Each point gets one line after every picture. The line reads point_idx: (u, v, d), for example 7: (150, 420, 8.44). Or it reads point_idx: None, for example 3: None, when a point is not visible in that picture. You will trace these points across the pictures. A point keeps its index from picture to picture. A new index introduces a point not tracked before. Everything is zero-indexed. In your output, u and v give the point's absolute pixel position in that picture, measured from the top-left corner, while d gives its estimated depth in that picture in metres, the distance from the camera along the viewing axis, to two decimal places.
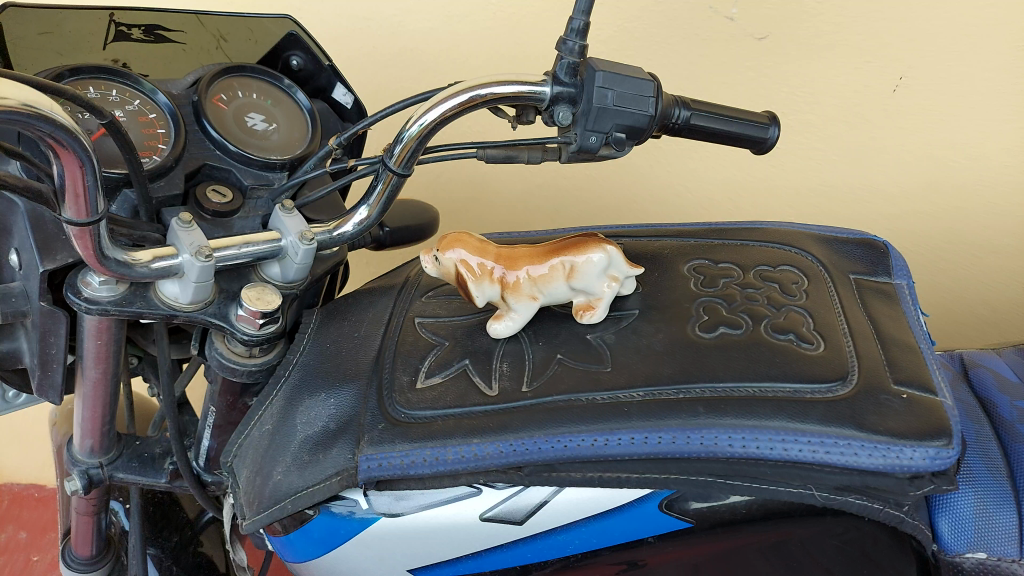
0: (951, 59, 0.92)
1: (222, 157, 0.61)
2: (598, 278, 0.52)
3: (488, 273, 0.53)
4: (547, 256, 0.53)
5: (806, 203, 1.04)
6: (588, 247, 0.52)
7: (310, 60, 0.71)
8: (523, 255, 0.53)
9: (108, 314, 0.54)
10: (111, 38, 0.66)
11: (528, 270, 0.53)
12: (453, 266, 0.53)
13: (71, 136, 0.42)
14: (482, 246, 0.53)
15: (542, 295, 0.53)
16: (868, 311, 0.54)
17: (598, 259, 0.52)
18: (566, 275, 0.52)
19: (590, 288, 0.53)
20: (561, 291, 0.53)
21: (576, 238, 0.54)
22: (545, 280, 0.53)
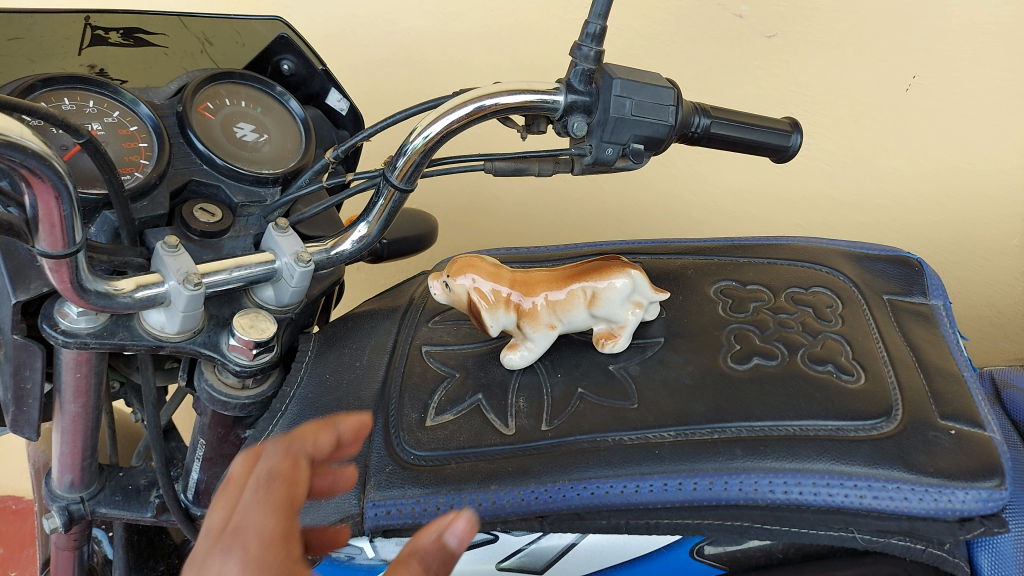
0: (965, 58, 0.88)
1: (209, 172, 0.57)
2: (621, 304, 0.49)
3: (502, 300, 0.49)
4: (566, 280, 0.49)
5: (814, 206, 1.00)
6: (611, 271, 0.49)
7: (302, 64, 0.67)
8: (540, 280, 0.50)
9: (88, 348, 0.50)
10: (87, 43, 0.61)
11: (545, 296, 0.49)
12: (465, 293, 0.50)
13: (47, 164, 0.38)
14: (495, 271, 0.49)
15: (561, 322, 0.49)
16: (906, 335, 0.51)
17: (621, 284, 0.49)
18: (587, 302, 0.49)
19: (612, 315, 0.49)
20: (581, 319, 0.50)
21: (596, 261, 0.50)
22: (564, 307, 0.49)
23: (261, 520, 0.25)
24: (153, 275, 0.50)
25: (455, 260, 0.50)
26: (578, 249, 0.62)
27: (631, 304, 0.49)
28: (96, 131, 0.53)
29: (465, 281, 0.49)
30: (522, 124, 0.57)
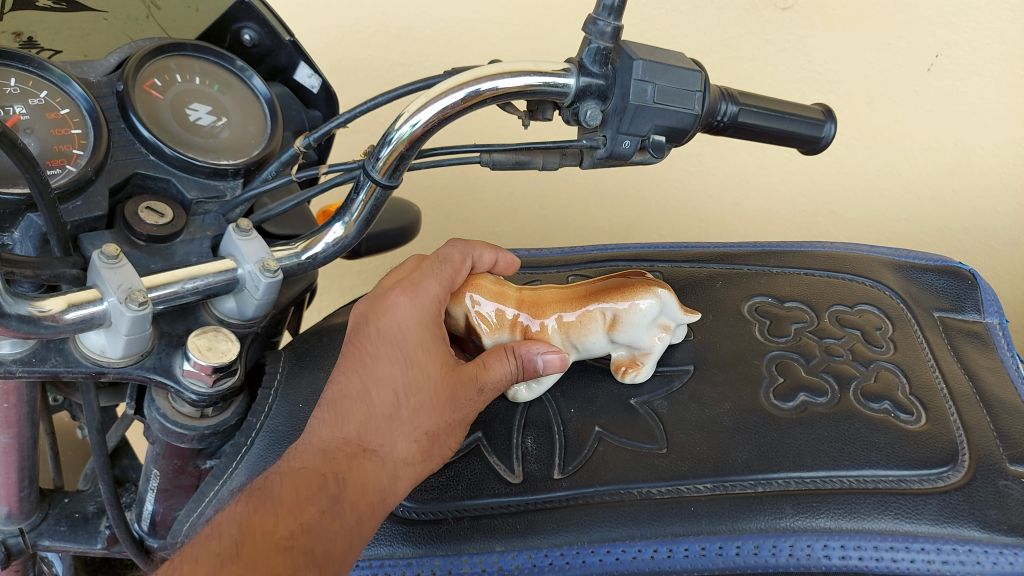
0: (989, 37, 0.83)
1: (157, 163, 0.49)
2: (647, 329, 0.43)
3: (507, 323, 0.44)
4: (582, 301, 0.44)
5: (821, 194, 0.94)
6: (636, 292, 0.43)
7: (266, 34, 0.58)
8: (551, 300, 0.45)
9: (13, 378, 0.42)
10: (10, 8, 0.52)
11: (557, 318, 0.44)
12: (463, 316, 0.45)
13: None
14: (499, 291, 0.45)
15: (576, 348, 0.44)
16: (963, 362, 0.45)
17: (647, 305, 0.43)
18: (607, 326, 0.44)
19: (635, 342, 0.44)
20: (599, 346, 0.44)
21: (618, 279, 0.45)
22: (579, 331, 0.44)
23: (432, 283, 0.43)
24: (89, 292, 0.42)
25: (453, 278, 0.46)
26: (585, 252, 0.55)
27: (657, 328, 0.44)
28: (19, 117, 0.45)
29: (464, 303, 0.44)
30: (526, 109, 0.50)
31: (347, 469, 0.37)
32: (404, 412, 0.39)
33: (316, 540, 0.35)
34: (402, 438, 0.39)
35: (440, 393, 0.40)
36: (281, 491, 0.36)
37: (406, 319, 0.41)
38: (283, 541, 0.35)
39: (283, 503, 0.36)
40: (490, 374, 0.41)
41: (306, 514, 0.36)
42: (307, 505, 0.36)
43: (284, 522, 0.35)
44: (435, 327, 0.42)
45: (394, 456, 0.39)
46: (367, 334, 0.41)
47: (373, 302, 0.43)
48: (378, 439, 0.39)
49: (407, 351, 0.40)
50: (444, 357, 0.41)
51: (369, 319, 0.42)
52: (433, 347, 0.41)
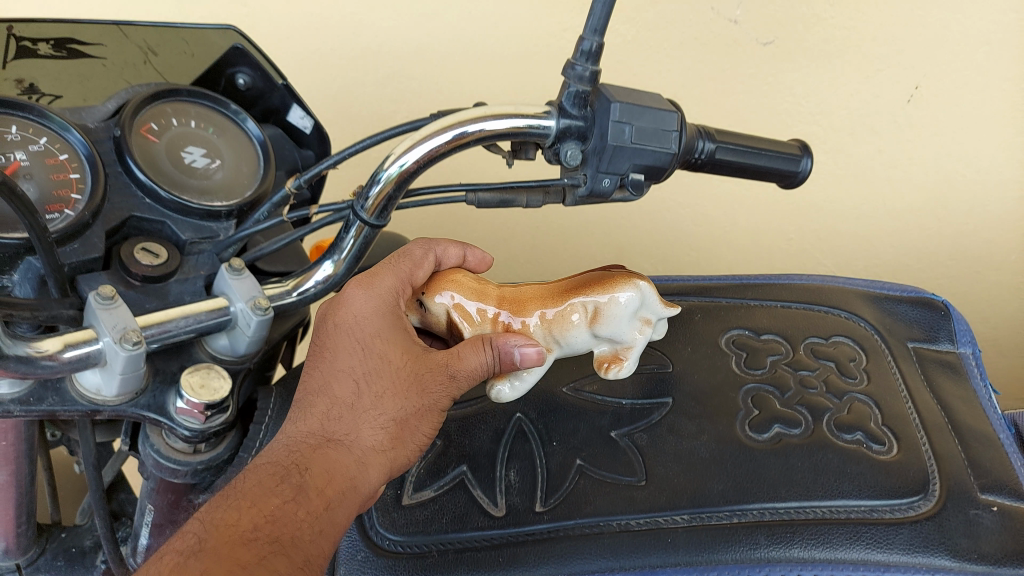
0: (967, 69, 0.85)
1: (153, 205, 0.50)
2: (628, 322, 0.45)
3: (488, 320, 0.46)
4: (563, 296, 0.45)
5: (807, 221, 0.96)
6: (617, 284, 0.44)
7: (259, 77, 0.59)
8: (532, 298, 0.46)
9: (11, 417, 0.43)
10: (12, 56, 0.54)
11: (538, 314, 0.46)
12: (444, 313, 0.47)
13: None
14: (479, 288, 0.47)
15: (559, 343, 0.46)
16: (936, 393, 0.46)
17: (626, 297, 0.44)
18: (589, 320, 0.45)
19: (618, 334, 0.45)
20: (583, 340, 0.45)
21: (598, 272, 0.46)
22: (561, 326, 0.45)
23: (388, 277, 0.46)
24: (85, 332, 0.43)
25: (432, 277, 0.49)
26: None
27: (637, 320, 0.46)
28: (19, 163, 0.47)
29: (441, 300, 0.47)
30: (509, 149, 0.52)
31: (313, 458, 0.40)
32: (367, 400, 0.42)
33: (282, 528, 0.37)
34: (365, 425, 0.42)
35: (402, 380, 0.43)
36: (247, 485, 0.39)
37: (362, 313, 0.44)
38: (246, 532, 0.36)
39: (252, 494, 0.38)
40: (451, 361, 0.44)
41: (269, 505, 0.38)
42: (270, 495, 0.38)
43: (247, 515, 0.37)
44: (395, 319, 0.45)
45: (361, 444, 0.41)
46: (327, 332, 0.45)
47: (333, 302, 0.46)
48: (344, 430, 0.42)
49: (366, 342, 0.43)
50: (405, 347, 0.44)
51: (330, 317, 0.45)
52: (392, 337, 0.44)
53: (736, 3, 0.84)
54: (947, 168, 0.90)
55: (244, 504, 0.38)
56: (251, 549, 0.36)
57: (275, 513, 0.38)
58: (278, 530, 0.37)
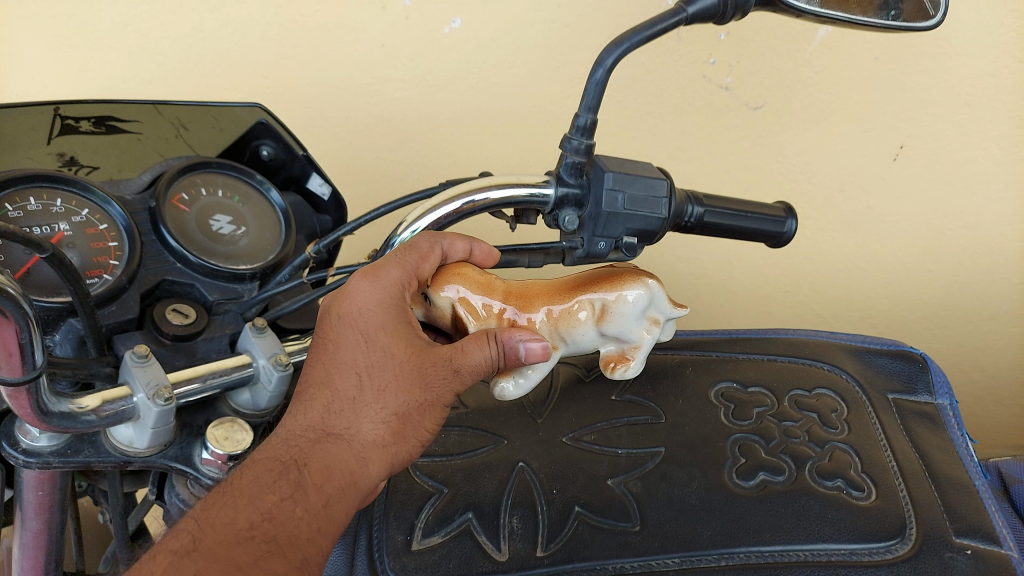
0: (949, 129, 0.89)
1: (183, 270, 0.55)
2: (633, 321, 0.49)
3: (492, 312, 0.49)
4: (570, 295, 0.49)
5: (802, 273, 1.00)
6: (625, 285, 0.49)
7: (282, 150, 0.64)
8: (539, 295, 0.50)
9: (50, 468, 0.46)
10: (56, 132, 0.58)
11: (545, 310, 0.49)
12: (451, 306, 0.50)
13: (7, 298, 0.36)
14: (486, 284, 0.50)
15: (563, 338, 0.49)
16: (914, 441, 0.49)
17: (635, 296, 0.48)
18: (595, 319, 0.49)
19: (624, 331, 0.49)
20: (589, 335, 0.49)
21: (608, 271, 0.50)
22: (567, 322, 0.49)
23: (394, 269, 0.47)
24: (120, 389, 0.47)
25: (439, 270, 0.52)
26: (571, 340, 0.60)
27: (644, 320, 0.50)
28: (64, 233, 0.51)
29: (448, 294, 0.49)
30: (511, 213, 0.56)
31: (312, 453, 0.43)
32: (369, 396, 0.44)
33: (280, 525, 0.40)
34: (365, 420, 0.44)
35: (403, 376, 0.45)
36: (248, 482, 0.41)
37: (367, 307, 0.46)
38: (243, 531, 0.39)
39: (248, 488, 0.40)
40: (452, 357, 0.45)
41: (267, 502, 0.40)
42: (268, 492, 0.40)
43: (245, 513, 0.39)
44: (398, 312, 0.46)
45: (360, 438, 0.44)
46: (331, 324, 0.46)
47: (337, 293, 0.47)
48: (345, 424, 0.44)
49: (369, 337, 0.45)
50: (408, 342, 0.45)
51: (334, 308, 0.47)
52: (396, 331, 0.45)
53: (727, 71, 0.88)
54: (935, 222, 0.94)
55: (243, 499, 0.40)
56: (249, 544, 0.38)
57: (272, 509, 0.40)
58: (275, 528, 0.40)
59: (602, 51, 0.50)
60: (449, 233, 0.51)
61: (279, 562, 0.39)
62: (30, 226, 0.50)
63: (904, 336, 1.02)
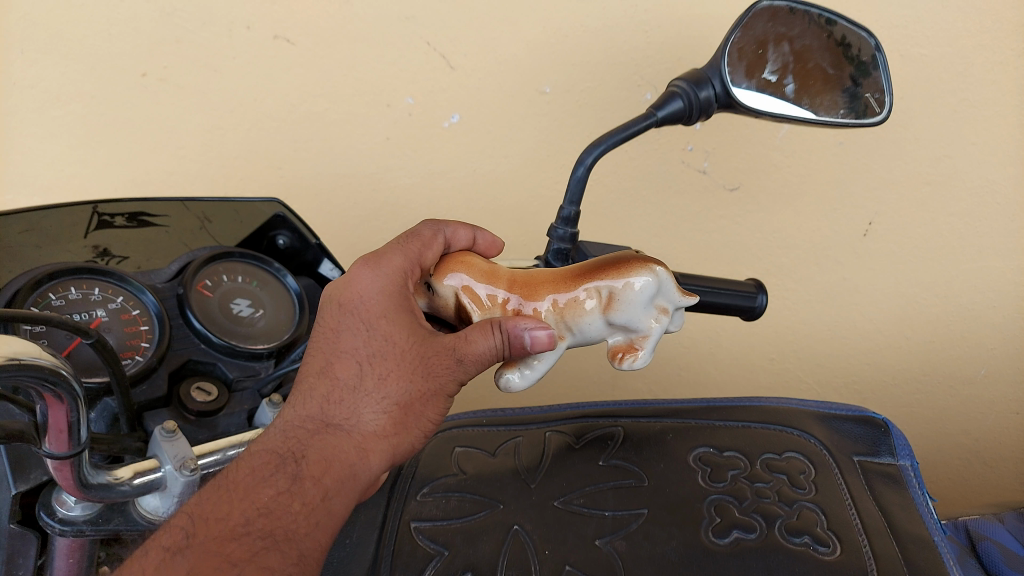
0: (914, 206, 0.95)
1: (207, 350, 0.60)
2: (640, 308, 0.52)
3: (497, 303, 0.53)
4: (574, 283, 0.53)
5: (785, 343, 1.05)
6: (629, 272, 0.52)
7: (296, 239, 0.71)
8: (545, 284, 0.53)
9: (83, 535, 0.51)
10: (94, 226, 0.64)
11: (550, 299, 0.53)
12: (456, 295, 0.55)
13: (65, 384, 0.41)
14: (490, 275, 0.54)
15: (570, 328, 0.53)
16: (877, 500, 0.53)
17: (641, 284, 0.51)
18: (602, 307, 0.52)
19: (632, 319, 0.52)
20: (597, 325, 0.53)
21: (616, 260, 0.53)
22: (573, 311, 0.52)
23: (396, 257, 0.54)
24: (150, 461, 0.51)
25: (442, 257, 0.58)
26: (562, 409, 0.65)
27: (653, 309, 0.53)
28: (101, 319, 0.56)
29: (451, 284, 0.54)
30: None
31: (307, 452, 0.49)
32: (369, 384, 0.51)
33: (275, 515, 0.47)
34: (363, 409, 0.51)
35: (403, 364, 0.52)
36: (246, 479, 0.48)
37: (370, 296, 0.53)
38: (238, 527, 0.46)
39: (248, 485, 0.47)
40: (452, 344, 0.52)
41: (265, 493, 0.47)
42: (263, 486, 0.47)
43: (240, 509, 0.46)
44: (398, 300, 0.53)
45: (359, 428, 0.51)
46: (337, 311, 0.54)
47: (343, 286, 0.55)
48: (345, 416, 0.51)
49: (371, 326, 0.52)
50: (407, 331, 0.52)
51: (342, 297, 0.54)
52: (396, 319, 0.53)
53: (704, 157, 0.95)
54: (907, 292, 1.00)
55: (242, 497, 0.47)
56: (245, 542, 0.45)
57: (268, 506, 0.47)
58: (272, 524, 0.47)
59: (582, 152, 0.58)
60: (452, 224, 0.59)
61: (275, 556, 0.46)
62: (71, 312, 0.55)
63: (888, 401, 1.06)
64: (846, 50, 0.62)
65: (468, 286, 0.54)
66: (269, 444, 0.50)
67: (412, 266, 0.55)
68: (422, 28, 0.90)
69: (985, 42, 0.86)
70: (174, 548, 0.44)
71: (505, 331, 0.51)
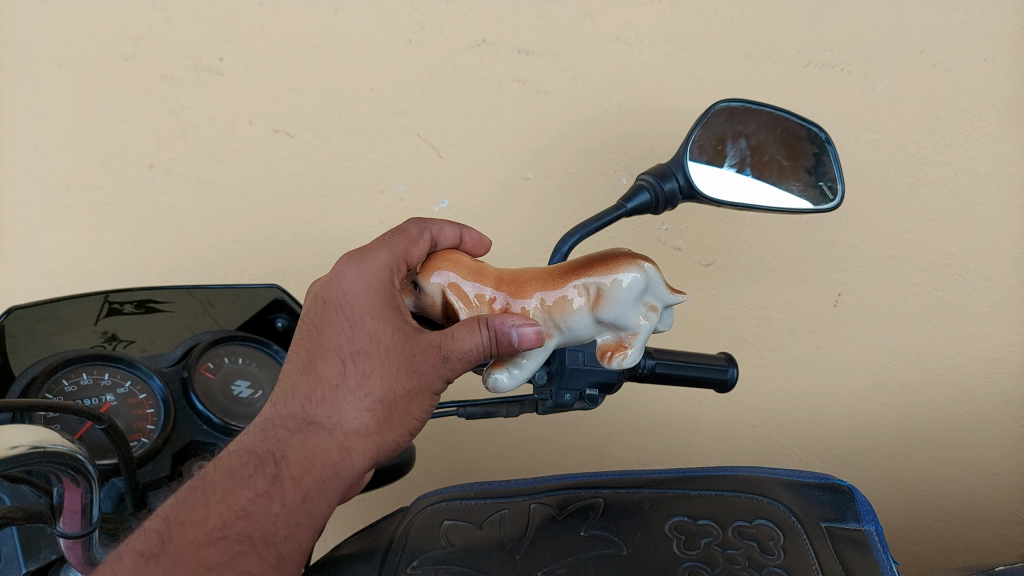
0: (879, 278, 1.01)
1: (209, 430, 0.64)
2: (627, 303, 0.55)
3: (485, 301, 0.56)
4: (561, 281, 0.56)
5: (765, 410, 1.09)
6: (616, 268, 0.55)
7: (295, 321, 0.75)
8: (532, 282, 0.57)
9: None
10: (104, 313, 0.67)
11: (539, 298, 0.56)
12: (445, 293, 0.57)
13: (82, 467, 0.45)
14: (479, 273, 0.57)
15: (560, 325, 0.56)
16: (843, 565, 0.56)
17: (628, 280, 0.54)
18: (591, 303, 0.55)
19: (619, 315, 0.55)
20: (585, 320, 0.56)
21: (603, 258, 0.56)
22: (562, 308, 0.55)
23: (383, 254, 0.59)
24: None
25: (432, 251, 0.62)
26: (547, 480, 0.68)
27: (640, 306, 0.56)
28: (110, 402, 0.60)
29: (437, 281, 0.57)
30: None
31: (287, 455, 0.54)
32: (353, 383, 0.56)
33: (253, 515, 0.52)
34: (346, 408, 0.55)
35: (386, 362, 0.56)
36: (226, 481, 0.52)
37: (356, 294, 0.57)
38: (217, 530, 0.51)
39: (227, 487, 0.52)
40: (437, 340, 0.56)
41: (245, 494, 0.52)
42: (243, 487, 0.52)
43: (218, 511, 0.52)
44: (384, 298, 0.57)
45: (340, 426, 0.55)
46: (325, 309, 0.58)
47: (331, 284, 0.59)
48: (326, 415, 0.55)
49: (356, 324, 0.57)
50: (392, 330, 0.56)
51: (330, 295, 0.59)
52: (381, 317, 0.56)
53: (679, 235, 1.01)
54: (879, 359, 1.04)
55: (221, 499, 0.52)
56: (220, 546, 0.51)
57: (246, 509, 0.52)
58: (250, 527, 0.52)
59: (559, 241, 0.63)
60: (439, 223, 0.63)
61: (252, 557, 0.52)
62: (81, 397, 0.59)
63: (870, 468, 1.07)
64: (796, 143, 0.69)
65: (457, 284, 0.57)
66: (252, 443, 0.54)
67: (399, 263, 0.59)
68: (412, 121, 0.98)
69: (934, 128, 0.93)
70: (148, 554, 0.49)
71: (493, 326, 0.54)
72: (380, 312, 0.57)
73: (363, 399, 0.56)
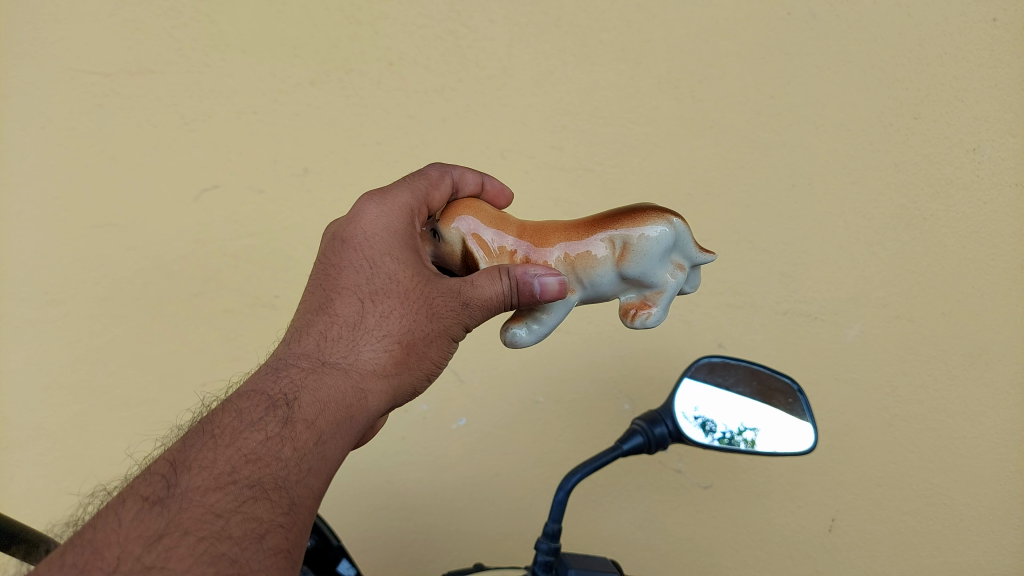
0: None
1: None
2: (644, 259, 0.82)
3: (506, 253, 0.84)
4: (572, 240, 0.84)
5: None
6: (629, 230, 0.82)
7: (320, 540, 0.82)
8: (545, 238, 0.85)
9: None
10: None
11: (563, 253, 0.83)
12: (476, 245, 0.85)
13: None
14: (502, 228, 0.86)
15: (587, 276, 0.83)
16: None
17: (649, 236, 0.81)
18: (616, 258, 0.82)
19: (645, 270, 0.83)
20: (613, 275, 0.84)
21: (620, 219, 0.83)
22: (587, 261, 0.82)
23: (402, 205, 0.84)
24: None
25: (448, 194, 0.94)
26: None
27: (660, 262, 0.83)
28: None
29: (460, 231, 0.85)
30: None
31: (300, 399, 0.67)
32: (371, 325, 0.74)
33: (262, 457, 0.63)
34: (365, 349, 0.73)
35: (405, 306, 0.76)
36: (239, 425, 0.64)
37: (373, 238, 0.80)
38: (230, 479, 0.61)
39: (237, 434, 0.64)
40: (453, 290, 0.78)
41: (254, 438, 0.64)
42: (252, 435, 0.64)
43: (229, 459, 0.62)
44: (401, 245, 0.80)
45: (359, 367, 0.72)
46: (346, 249, 0.79)
47: (351, 229, 0.81)
48: (347, 358, 0.72)
49: (375, 266, 0.77)
50: (409, 276, 0.77)
51: (351, 238, 0.80)
52: (401, 265, 0.78)
53: (677, 458, 1.14)
54: None
55: (230, 445, 0.63)
56: (230, 488, 0.60)
57: (256, 452, 0.63)
58: (258, 473, 0.62)
59: (563, 477, 0.75)
60: (454, 176, 0.95)
61: (264, 508, 0.61)
62: None
63: None
64: (774, 392, 0.87)
65: (479, 234, 0.85)
66: (263, 391, 0.68)
67: (417, 209, 0.85)
68: None
69: None
70: (152, 500, 0.58)
71: (512, 277, 0.79)
72: (396, 257, 0.78)
73: (379, 342, 0.74)
